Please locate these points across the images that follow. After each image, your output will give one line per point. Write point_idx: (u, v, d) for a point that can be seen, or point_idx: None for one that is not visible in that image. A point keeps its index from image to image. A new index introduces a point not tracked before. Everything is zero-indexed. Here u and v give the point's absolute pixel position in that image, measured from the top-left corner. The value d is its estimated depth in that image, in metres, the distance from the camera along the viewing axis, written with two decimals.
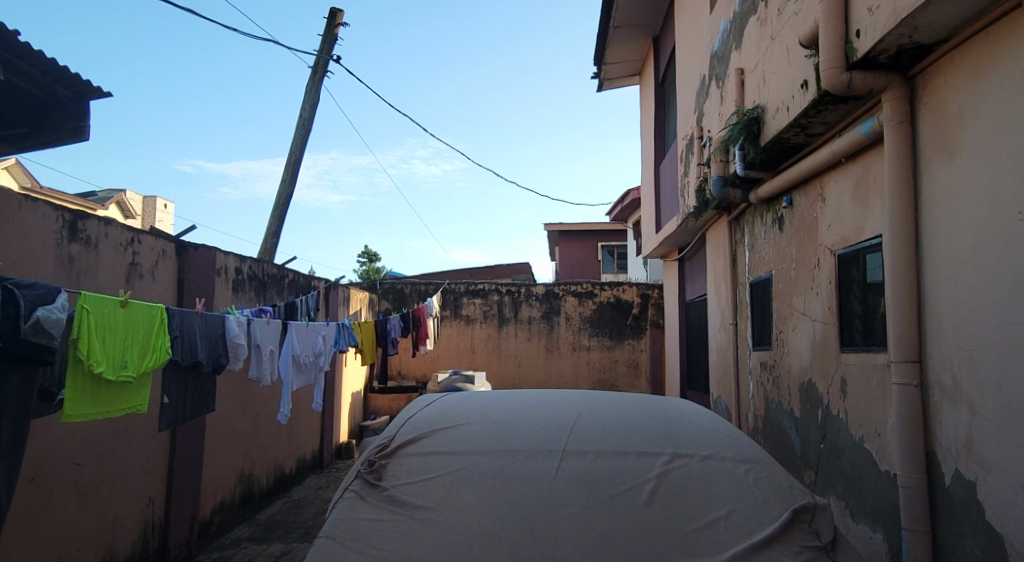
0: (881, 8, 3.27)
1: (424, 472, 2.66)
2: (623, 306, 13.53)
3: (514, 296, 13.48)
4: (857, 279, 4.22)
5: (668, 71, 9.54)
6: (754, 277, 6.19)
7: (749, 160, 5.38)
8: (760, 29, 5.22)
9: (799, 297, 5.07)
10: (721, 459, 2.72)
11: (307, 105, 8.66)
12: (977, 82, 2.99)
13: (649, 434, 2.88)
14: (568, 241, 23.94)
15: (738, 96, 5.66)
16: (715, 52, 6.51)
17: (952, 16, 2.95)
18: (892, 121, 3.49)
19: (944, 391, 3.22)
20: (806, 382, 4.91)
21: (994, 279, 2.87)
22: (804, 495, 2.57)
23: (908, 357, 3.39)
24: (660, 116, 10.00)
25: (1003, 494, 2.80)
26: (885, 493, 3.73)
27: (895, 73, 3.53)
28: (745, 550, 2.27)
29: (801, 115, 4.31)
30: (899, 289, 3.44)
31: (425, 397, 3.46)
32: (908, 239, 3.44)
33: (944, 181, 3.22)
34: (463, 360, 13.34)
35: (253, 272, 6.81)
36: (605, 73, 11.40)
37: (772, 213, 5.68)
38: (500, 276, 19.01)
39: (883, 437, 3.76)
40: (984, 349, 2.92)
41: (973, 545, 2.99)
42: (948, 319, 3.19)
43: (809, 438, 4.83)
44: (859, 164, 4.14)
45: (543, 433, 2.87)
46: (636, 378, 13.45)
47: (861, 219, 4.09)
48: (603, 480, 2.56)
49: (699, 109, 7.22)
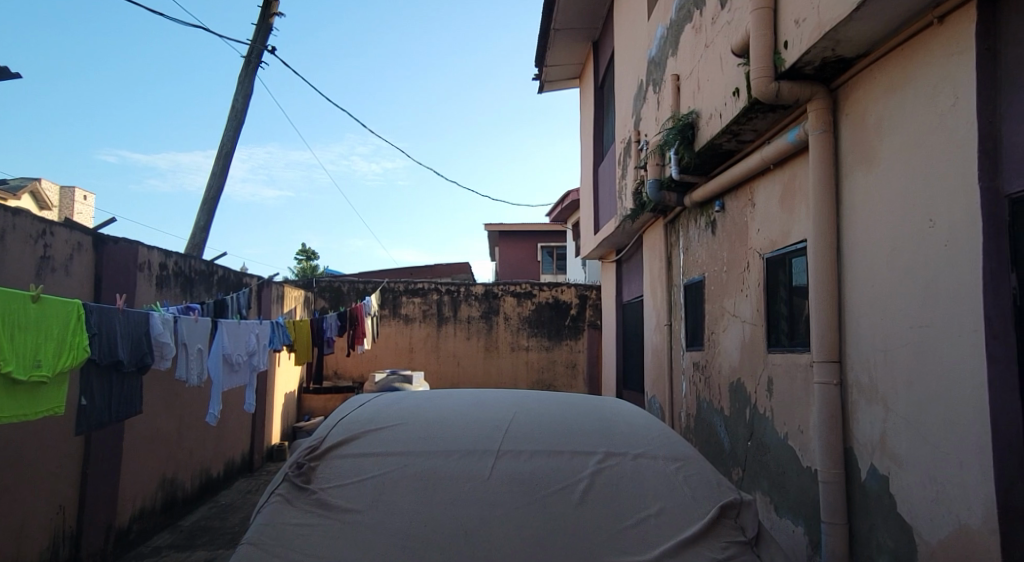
0: (807, 21, 3.40)
1: (354, 474, 2.60)
2: (561, 306, 13.67)
3: (454, 296, 13.40)
4: (783, 282, 4.37)
5: (608, 76, 9.67)
6: (688, 279, 6.34)
7: (684, 164, 5.51)
8: (695, 37, 5.36)
9: (729, 299, 5.22)
10: (653, 458, 2.76)
11: (240, 96, 8.38)
12: (894, 95, 3.14)
13: (583, 435, 2.89)
14: (508, 241, 24.01)
15: (673, 101, 5.80)
16: (653, 58, 6.63)
17: (872, 30, 3.09)
18: (816, 130, 3.64)
19: (860, 390, 3.37)
20: (734, 382, 5.07)
21: (908, 282, 3.01)
22: (730, 491, 2.65)
23: (829, 357, 3.54)
24: (599, 118, 10.13)
25: (915, 488, 2.94)
26: (807, 488, 3.89)
27: (819, 84, 3.68)
28: (675, 546, 2.31)
29: (733, 122, 4.43)
30: (823, 292, 3.57)
31: (360, 397, 3.39)
32: (830, 245, 3.58)
33: (863, 190, 3.37)
34: (401, 360, 13.17)
35: (179, 268, 6.57)
36: (546, 75, 11.48)
37: (706, 217, 5.85)
38: (440, 275, 18.94)
39: (806, 435, 3.91)
40: (898, 349, 3.07)
41: (886, 537, 3.14)
42: (866, 320, 3.33)
43: (737, 436, 4.99)
44: (786, 171, 4.29)
45: (477, 433, 2.85)
46: (573, 378, 13.58)
47: (788, 224, 4.25)
48: (537, 480, 2.56)
49: (637, 114, 7.33)
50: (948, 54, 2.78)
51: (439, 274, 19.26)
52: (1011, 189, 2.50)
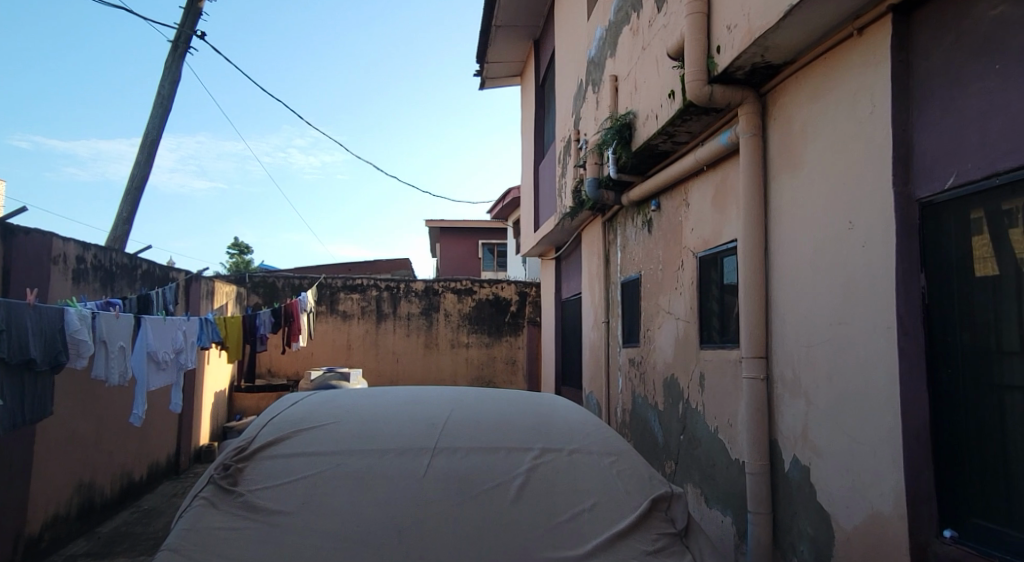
0: (738, 27, 3.50)
1: (284, 475, 2.54)
2: (501, 303, 13.70)
3: (393, 292, 13.26)
4: (715, 280, 4.51)
5: (548, 75, 9.74)
6: (625, 277, 6.45)
7: (621, 164, 5.60)
8: (632, 39, 5.45)
9: (664, 297, 5.34)
10: (588, 453, 2.81)
11: (166, 82, 8.06)
12: (817, 102, 3.27)
13: (519, 431, 2.91)
14: (448, 238, 23.90)
15: (611, 101, 5.88)
16: (592, 58, 6.71)
17: (798, 38, 3.21)
18: (746, 134, 3.76)
19: (785, 384, 3.50)
20: (668, 377, 5.20)
21: (829, 281, 3.14)
22: (662, 484, 2.71)
23: (756, 353, 3.66)
24: (540, 116, 10.19)
25: (833, 477, 3.08)
26: (735, 479, 4.02)
27: (749, 89, 3.80)
28: (608, 539, 2.35)
29: (668, 123, 4.53)
30: (751, 290, 3.69)
31: (292, 395, 3.32)
32: (758, 245, 3.70)
33: (789, 192, 3.50)
34: (338, 357, 12.93)
35: (98, 261, 6.27)
36: (488, 72, 11.47)
37: (642, 216, 5.96)
38: (379, 272, 18.70)
39: (735, 428, 4.05)
40: (819, 345, 3.20)
41: (806, 525, 3.28)
42: (790, 318, 3.47)
43: (670, 430, 5.12)
44: (719, 172, 4.42)
45: (413, 431, 2.83)
46: (513, 374, 13.63)
47: (719, 224, 4.38)
48: (473, 477, 2.56)
49: (576, 114, 7.41)
50: (867, 64, 2.91)
51: (378, 270, 19.01)
52: (922, 194, 2.64)
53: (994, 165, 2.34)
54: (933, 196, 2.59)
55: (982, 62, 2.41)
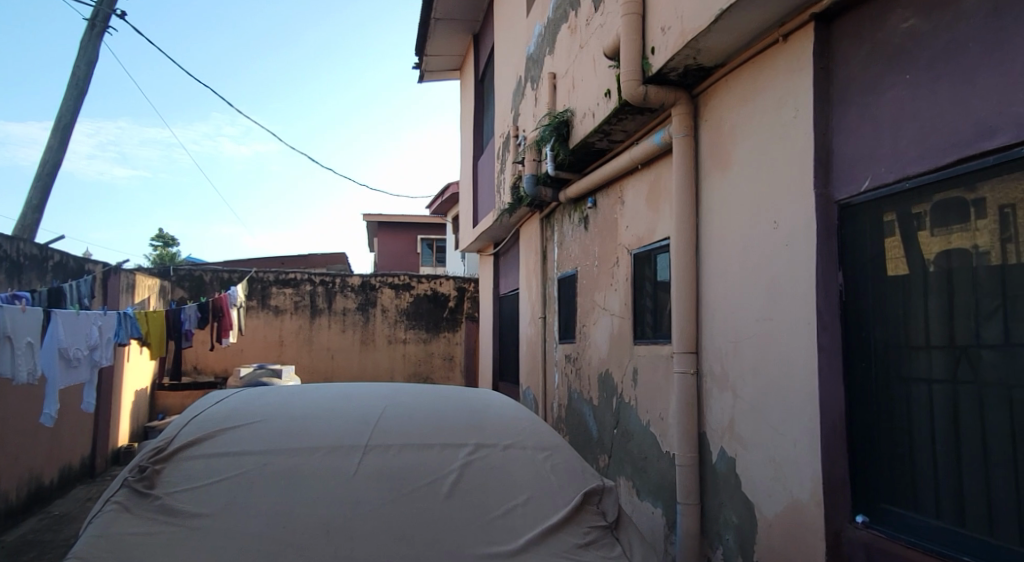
0: (672, 29, 3.57)
1: (205, 476, 2.45)
2: (439, 299, 13.64)
3: (328, 287, 12.99)
4: (648, 277, 4.59)
5: (488, 70, 9.71)
6: (562, 273, 6.50)
7: (559, 161, 5.64)
8: (570, 37, 5.49)
9: (599, 293, 5.41)
10: (522, 448, 2.81)
11: (81, 63, 7.65)
12: (746, 105, 3.37)
13: (454, 427, 2.89)
14: (386, 232, 23.60)
15: (548, 98, 5.91)
16: (530, 55, 6.73)
17: (728, 42, 3.30)
18: (679, 134, 3.84)
19: (714, 378, 3.60)
20: (602, 372, 5.27)
21: (755, 278, 3.25)
22: (594, 478, 2.75)
23: (687, 348, 3.75)
24: (479, 111, 10.16)
25: (756, 467, 3.19)
26: (665, 471, 4.12)
27: (682, 90, 3.88)
28: (540, 534, 2.37)
29: (604, 122, 4.58)
30: (682, 286, 3.77)
31: (217, 393, 3.21)
32: (690, 242, 3.79)
33: (719, 192, 3.60)
34: (269, 353, 12.56)
35: (3, 252, 5.90)
36: (427, 65, 11.35)
37: (579, 213, 6.02)
38: (314, 266, 18.29)
39: (666, 422, 4.14)
40: (746, 340, 3.31)
41: (731, 514, 3.38)
42: (719, 313, 3.57)
43: (604, 424, 5.20)
44: (652, 171, 4.51)
45: (344, 428, 2.78)
46: (451, 370, 13.59)
47: (653, 222, 4.47)
48: (405, 475, 2.53)
49: (515, 110, 7.42)
50: (792, 69, 3.01)
51: (312, 264, 18.59)
52: (841, 195, 2.75)
53: (905, 169, 2.46)
54: (850, 198, 2.71)
55: (895, 72, 2.53)
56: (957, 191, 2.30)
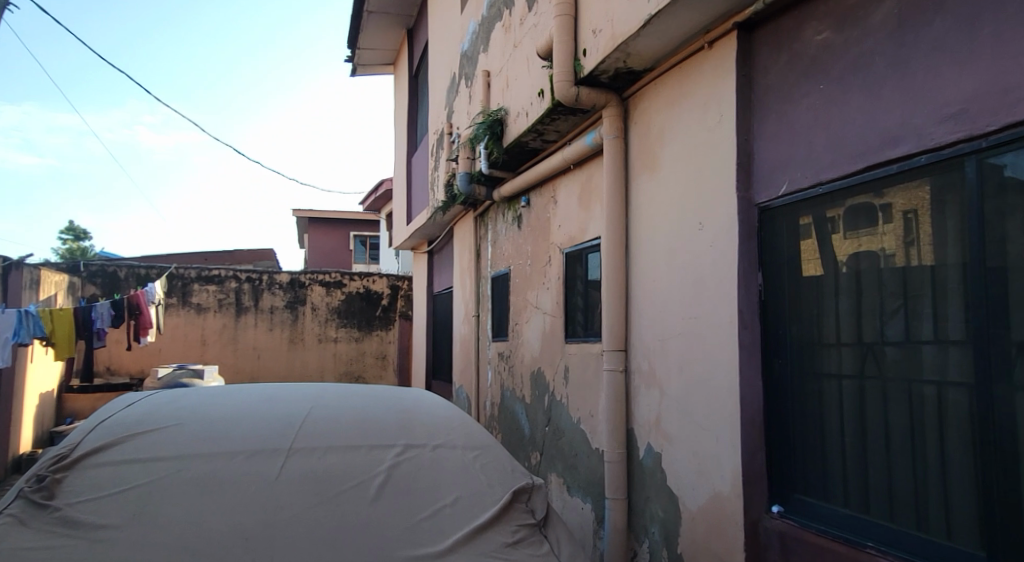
0: (603, 32, 3.61)
1: (112, 485, 2.33)
2: (372, 297, 13.43)
3: (255, 284, 12.58)
4: (580, 276, 4.65)
5: (421, 66, 9.62)
6: (495, 272, 6.50)
7: (493, 159, 5.63)
8: (504, 36, 5.49)
9: (532, 291, 5.43)
10: (451, 448, 2.79)
11: None
12: (673, 108, 3.44)
13: (382, 427, 2.84)
14: (317, 228, 23.08)
15: (482, 96, 5.89)
16: (464, 53, 6.71)
17: (657, 47, 3.37)
18: (610, 135, 3.90)
19: (641, 375, 3.67)
20: (534, 370, 5.30)
21: (681, 277, 3.33)
22: (523, 476, 2.75)
23: (617, 346, 3.81)
24: (413, 107, 10.05)
25: (681, 462, 3.27)
26: (594, 467, 4.17)
27: (612, 92, 3.94)
28: (467, 534, 2.35)
29: (538, 121, 4.60)
30: (612, 286, 3.82)
31: (130, 395, 3.05)
32: (619, 242, 3.85)
33: (647, 193, 3.67)
34: (190, 353, 12.06)
35: None
36: (359, 59, 11.15)
37: (512, 212, 6.03)
38: (240, 262, 17.71)
39: (595, 419, 4.20)
40: (671, 338, 3.38)
41: (657, 508, 3.46)
42: (647, 311, 3.64)
43: (536, 422, 5.23)
44: (584, 171, 4.56)
45: (266, 431, 2.69)
46: (383, 369, 13.40)
47: (584, 221, 4.52)
48: (330, 478, 2.47)
49: (449, 107, 7.38)
50: (716, 75, 3.10)
51: (238, 260, 17.99)
52: (761, 199, 2.85)
53: (819, 175, 2.56)
54: (770, 201, 2.81)
55: (811, 81, 2.63)
56: (866, 196, 2.42)
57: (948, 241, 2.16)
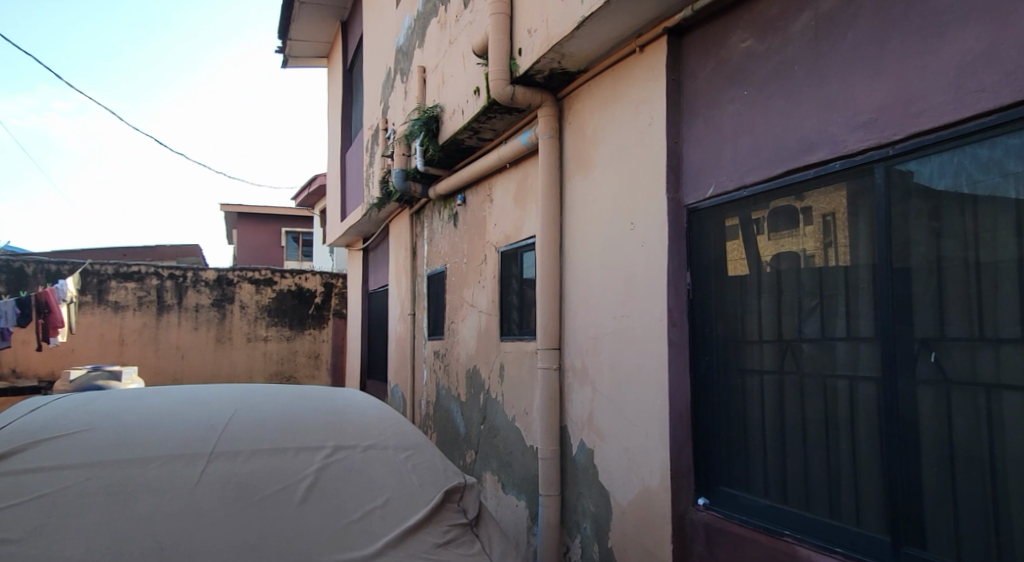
0: (537, 32, 3.63)
1: (14, 496, 2.19)
2: (304, 295, 13.13)
3: (178, 281, 12.10)
4: (515, 274, 4.66)
5: (356, 59, 9.45)
6: (431, 270, 6.45)
7: (428, 157, 5.58)
8: (440, 32, 5.45)
9: (468, 290, 5.42)
10: (383, 449, 2.75)
11: None
12: (606, 109, 3.49)
13: (311, 429, 2.78)
14: (247, 224, 22.38)
15: (417, 92, 5.83)
16: (400, 47, 6.62)
17: (590, 49, 3.41)
18: (545, 135, 3.93)
19: (574, 373, 3.72)
20: (470, 369, 5.29)
21: (613, 276, 3.38)
22: (455, 475, 2.75)
23: (551, 344, 3.84)
24: (347, 102, 9.86)
25: (612, 457, 3.32)
26: (529, 465, 4.20)
27: (547, 92, 3.97)
28: (397, 536, 2.32)
29: (473, 120, 4.59)
30: (546, 284, 3.85)
31: (36, 399, 2.87)
32: (554, 240, 3.88)
33: (581, 192, 3.71)
34: (107, 354, 11.49)
35: None
36: (291, 50, 10.86)
37: (448, 210, 6.00)
38: (163, 258, 17.00)
39: (530, 417, 4.22)
40: (604, 336, 3.44)
41: (589, 503, 3.51)
42: (580, 309, 3.68)
43: (471, 420, 5.22)
44: (520, 170, 4.57)
45: (187, 435, 2.58)
46: (316, 369, 13.11)
47: (520, 220, 4.53)
48: (255, 482, 2.39)
49: (384, 102, 7.28)
50: (647, 78, 3.16)
51: (161, 256, 17.27)
52: (689, 200, 2.92)
53: (743, 178, 2.65)
54: (698, 203, 2.88)
55: (736, 87, 2.72)
56: (788, 200, 2.51)
57: (860, 243, 2.26)
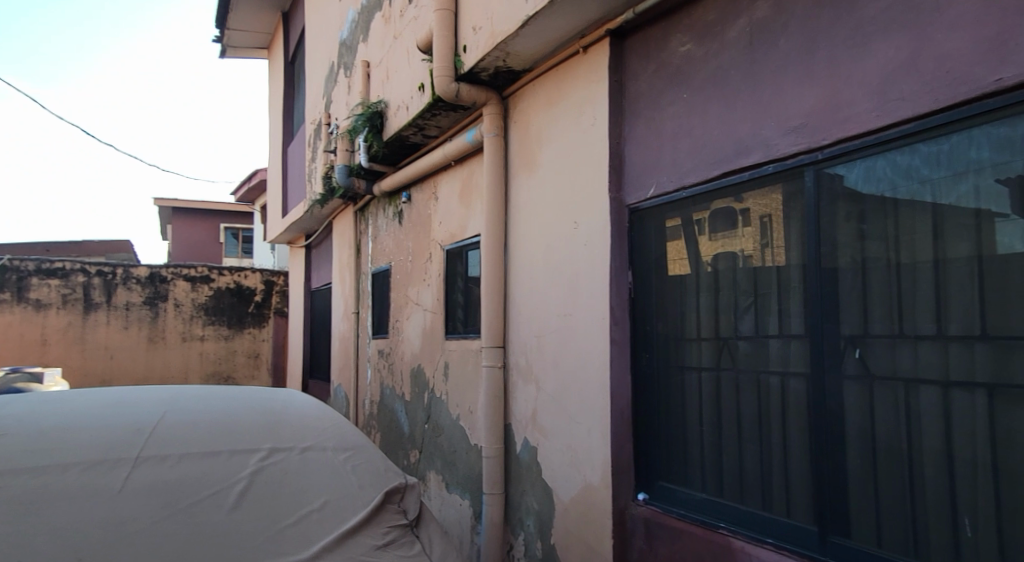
0: (482, 29, 3.61)
1: None
2: (243, 293, 12.75)
3: (107, 278, 11.59)
4: (460, 272, 4.65)
5: (298, 52, 9.24)
6: (375, 268, 6.37)
7: (372, 153, 5.50)
8: (384, 27, 5.38)
9: (412, 288, 5.37)
10: (322, 450, 2.70)
11: None
12: (551, 109, 3.50)
13: (246, 431, 2.70)
14: (183, 219, 21.65)
15: (361, 87, 5.74)
16: (343, 41, 6.51)
17: (535, 48, 3.41)
18: (490, 133, 3.92)
19: (519, 371, 3.72)
20: (414, 368, 5.25)
21: (557, 275, 3.40)
22: (396, 476, 2.73)
23: (495, 342, 3.84)
24: (289, 95, 9.64)
25: (555, 455, 3.34)
26: (473, 463, 4.19)
27: (492, 90, 3.96)
28: (335, 539, 2.28)
29: (418, 116, 4.54)
30: (491, 283, 3.84)
31: None
32: (499, 239, 3.87)
33: (526, 191, 3.72)
34: (28, 354, 10.93)
35: None
36: (229, 40, 10.54)
37: (393, 207, 5.93)
38: (92, 254, 16.29)
39: (474, 415, 4.22)
40: (548, 335, 3.45)
41: (533, 500, 3.52)
42: (524, 308, 3.69)
43: (416, 419, 5.18)
44: (465, 168, 4.55)
45: (111, 439, 2.47)
46: (256, 368, 12.79)
47: (465, 218, 4.52)
48: (184, 486, 2.30)
49: (327, 96, 7.14)
50: (591, 78, 3.19)
51: (90, 252, 16.54)
52: (631, 200, 2.97)
53: (683, 179, 2.71)
54: (639, 203, 2.92)
55: (675, 90, 2.77)
56: (725, 201, 2.57)
57: (792, 243, 2.33)
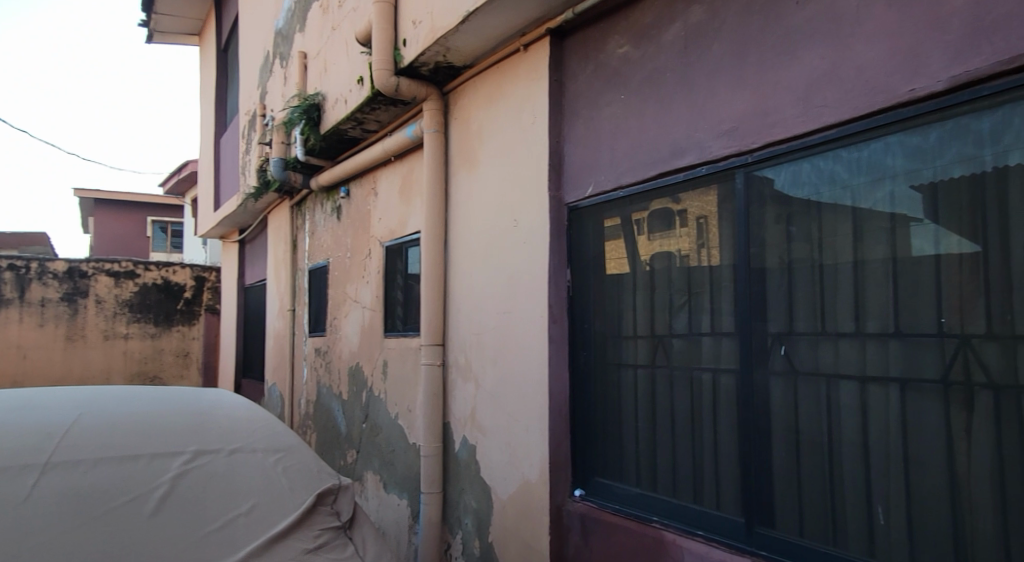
0: (422, 24, 3.57)
1: None
2: (172, 289, 11.96)
3: (19, 272, 10.80)
4: (400, 269, 4.58)
5: (232, 40, 8.94)
6: (313, 264, 6.22)
7: (310, 146, 5.37)
8: (322, 17, 5.25)
9: (350, 285, 5.27)
10: (251, 452, 2.62)
11: None
12: (491, 106, 3.49)
13: (170, 433, 2.59)
14: (108, 211, 20.69)
15: (298, 78, 5.59)
16: (279, 30, 6.33)
17: (475, 44, 3.39)
18: (430, 129, 3.87)
19: (457, 369, 3.70)
20: (352, 366, 5.15)
21: (496, 272, 3.39)
22: (329, 478, 2.66)
23: (434, 340, 3.80)
24: (221, 84, 9.32)
25: (493, 452, 3.33)
26: (411, 462, 4.15)
27: (432, 86, 3.91)
28: (263, 543, 2.21)
29: (356, 110, 4.45)
30: (430, 280, 3.80)
31: None
32: (438, 235, 3.84)
33: (466, 188, 3.69)
34: None
35: None
36: (157, 25, 10.12)
37: (331, 202, 5.80)
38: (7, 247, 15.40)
39: (413, 414, 4.17)
40: (486, 332, 3.44)
41: (471, 499, 3.50)
42: (464, 305, 3.66)
43: (353, 419, 5.08)
44: (405, 164, 4.49)
45: (20, 444, 2.33)
46: (185, 368, 12.02)
47: (405, 215, 4.46)
48: (99, 493, 2.19)
49: (262, 87, 6.93)
50: (531, 76, 3.18)
51: (5, 245, 15.63)
52: (570, 199, 2.98)
53: (619, 179, 2.74)
54: (577, 202, 2.94)
55: (613, 91, 2.79)
56: (660, 201, 2.61)
57: (724, 243, 2.39)
